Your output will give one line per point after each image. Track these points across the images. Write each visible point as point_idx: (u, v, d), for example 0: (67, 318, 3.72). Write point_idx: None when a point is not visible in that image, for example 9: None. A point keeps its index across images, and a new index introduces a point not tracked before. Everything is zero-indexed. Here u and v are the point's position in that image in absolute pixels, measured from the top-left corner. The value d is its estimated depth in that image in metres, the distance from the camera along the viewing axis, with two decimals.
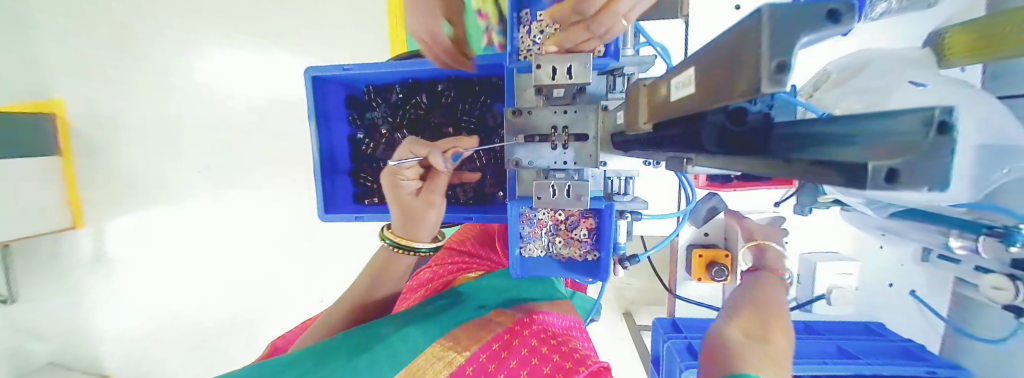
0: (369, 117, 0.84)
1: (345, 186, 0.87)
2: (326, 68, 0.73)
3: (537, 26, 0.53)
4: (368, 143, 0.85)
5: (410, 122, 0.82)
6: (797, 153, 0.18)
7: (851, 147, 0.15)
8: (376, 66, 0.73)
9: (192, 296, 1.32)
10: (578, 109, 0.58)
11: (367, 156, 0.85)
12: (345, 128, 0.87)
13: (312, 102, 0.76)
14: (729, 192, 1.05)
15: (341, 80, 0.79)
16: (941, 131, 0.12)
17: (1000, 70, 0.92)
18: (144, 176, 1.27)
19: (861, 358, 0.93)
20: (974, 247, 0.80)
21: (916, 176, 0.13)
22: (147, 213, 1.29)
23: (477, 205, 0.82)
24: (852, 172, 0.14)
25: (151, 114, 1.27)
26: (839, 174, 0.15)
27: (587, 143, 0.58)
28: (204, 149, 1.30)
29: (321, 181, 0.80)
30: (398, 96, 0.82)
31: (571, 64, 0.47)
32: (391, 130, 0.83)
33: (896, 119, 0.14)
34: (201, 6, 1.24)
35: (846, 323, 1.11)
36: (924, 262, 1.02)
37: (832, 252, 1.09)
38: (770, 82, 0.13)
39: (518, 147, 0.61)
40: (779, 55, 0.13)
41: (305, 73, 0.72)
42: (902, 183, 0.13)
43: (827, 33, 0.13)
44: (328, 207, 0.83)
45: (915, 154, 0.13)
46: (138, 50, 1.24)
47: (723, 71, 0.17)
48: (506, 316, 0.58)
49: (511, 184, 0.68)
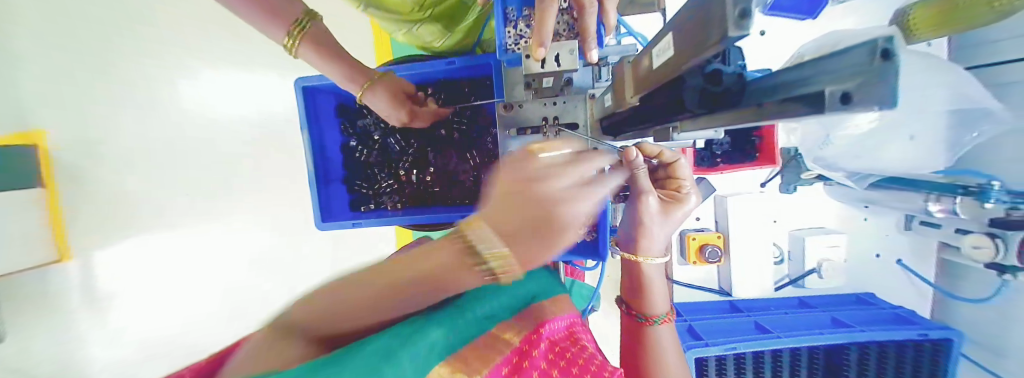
0: (361, 124, 0.83)
1: (340, 195, 0.85)
2: (315, 76, 0.73)
3: (524, 21, 0.55)
4: (362, 149, 0.83)
5: (402, 126, 0.82)
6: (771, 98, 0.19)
7: (813, 84, 0.16)
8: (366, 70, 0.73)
9: (181, 317, 1.29)
10: (568, 98, 0.62)
11: (362, 164, 0.84)
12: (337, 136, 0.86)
13: (304, 113, 0.75)
14: (717, 175, 1.07)
15: (331, 90, 0.78)
16: (884, 57, 0.13)
17: (966, 41, 0.96)
18: (125, 199, 1.23)
19: (855, 326, 0.95)
20: (952, 209, 0.84)
21: (863, 95, 0.14)
22: (133, 240, 1.24)
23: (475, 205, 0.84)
24: (814, 100, 0.16)
25: (133, 137, 1.24)
26: (804, 105, 0.16)
27: (579, 129, 0.61)
28: (189, 168, 1.27)
29: (316, 194, 0.77)
30: None
31: (560, 52, 0.50)
32: (385, 136, 0.83)
33: (850, 52, 0.15)
34: (180, 23, 1.22)
35: (836, 296, 1.13)
36: (907, 230, 1.06)
37: (818, 227, 1.11)
38: (734, 24, 0.15)
39: (513, 139, 0.63)
40: (741, 4, 0.14)
41: (295, 84, 0.72)
42: (854, 103, 0.14)
43: None
44: (324, 216, 0.80)
45: (860, 77, 0.14)
46: (123, 75, 1.22)
47: (688, 34, 0.19)
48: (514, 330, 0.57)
49: None
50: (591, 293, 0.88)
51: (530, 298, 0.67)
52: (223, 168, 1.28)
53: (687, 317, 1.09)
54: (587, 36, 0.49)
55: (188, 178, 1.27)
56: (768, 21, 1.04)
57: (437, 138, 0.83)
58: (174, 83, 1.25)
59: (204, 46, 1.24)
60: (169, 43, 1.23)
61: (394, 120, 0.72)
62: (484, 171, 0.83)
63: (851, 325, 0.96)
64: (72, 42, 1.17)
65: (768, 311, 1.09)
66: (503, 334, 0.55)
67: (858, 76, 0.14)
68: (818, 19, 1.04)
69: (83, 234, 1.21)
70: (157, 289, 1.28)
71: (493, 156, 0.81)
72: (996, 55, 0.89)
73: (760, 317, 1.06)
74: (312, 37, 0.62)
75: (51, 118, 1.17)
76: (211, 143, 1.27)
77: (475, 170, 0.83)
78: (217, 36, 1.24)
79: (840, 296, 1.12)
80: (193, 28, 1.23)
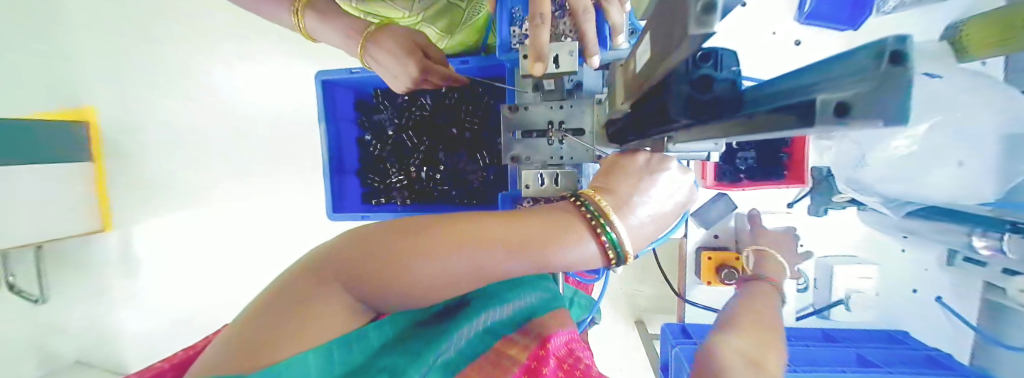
0: (376, 119, 0.92)
1: (353, 186, 0.96)
2: (335, 72, 0.84)
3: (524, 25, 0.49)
4: (374, 143, 0.92)
5: (415, 123, 0.89)
6: (767, 100, 0.18)
7: (812, 94, 0.14)
8: (375, 69, 0.81)
9: (238, 277, 1.52)
10: (575, 102, 0.50)
11: (372, 156, 0.93)
12: (355, 131, 0.97)
13: (323, 106, 0.87)
14: (739, 191, 0.93)
15: (347, 82, 0.88)
16: (895, 60, 0.10)
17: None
18: (189, 176, 1.49)
19: (884, 367, 0.80)
20: (999, 248, 0.66)
21: (872, 110, 0.12)
22: (201, 210, 1.51)
23: (478, 205, 0.87)
24: (807, 111, 0.14)
25: (189, 122, 1.45)
26: (795, 117, 0.15)
27: (583, 138, 0.50)
28: (229, 151, 1.44)
29: (330, 182, 0.89)
30: (403, 99, 0.90)
31: (557, 51, 0.38)
32: (397, 132, 0.91)
33: (863, 54, 0.12)
34: (205, 11, 1.35)
35: (865, 330, 0.96)
36: (949, 267, 0.86)
37: (849, 255, 0.94)
38: (698, 23, 0.14)
39: (515, 143, 0.53)
40: (835, 94, 0.13)
41: (317, 78, 0.84)
42: (855, 119, 0.12)
43: (851, 100, 0.12)
44: (336, 207, 0.92)
45: (872, 86, 0.11)
46: (195, 81, 1.42)
47: (757, 116, 0.18)
48: (516, 347, 0.48)
49: (512, 181, 0.61)
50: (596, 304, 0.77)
51: (530, 313, 0.54)
52: (256, 149, 1.42)
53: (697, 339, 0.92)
54: (587, 39, 0.39)
55: (230, 159, 1.45)
56: (801, 30, 0.86)
57: (448, 136, 0.88)
58: (208, 75, 1.40)
59: (227, 32, 1.35)
60: (202, 34, 1.38)
61: (404, 77, 0.59)
62: (491, 171, 0.86)
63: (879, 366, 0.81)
64: (136, 46, 1.43)
65: (789, 341, 0.94)
66: (509, 351, 0.47)
67: (866, 88, 0.12)
68: (858, 32, 0.83)
69: (164, 201, 1.52)
70: (216, 252, 1.52)
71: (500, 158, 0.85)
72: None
73: (779, 348, 0.90)
74: (313, 10, 0.60)
75: (129, 111, 1.49)
76: (243, 127, 1.42)
77: (482, 169, 0.86)
78: (233, 23, 1.34)
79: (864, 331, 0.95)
80: (217, 18, 1.35)
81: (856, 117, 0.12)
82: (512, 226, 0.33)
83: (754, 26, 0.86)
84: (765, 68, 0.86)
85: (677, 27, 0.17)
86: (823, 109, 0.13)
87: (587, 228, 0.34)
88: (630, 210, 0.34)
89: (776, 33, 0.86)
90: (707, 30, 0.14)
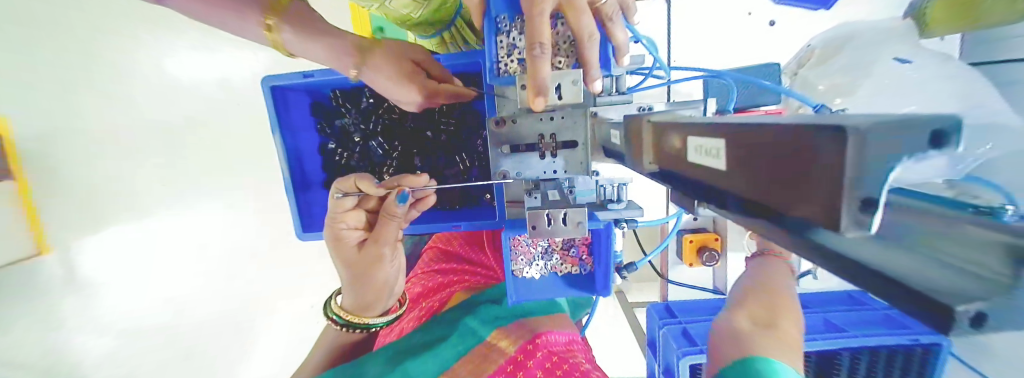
0: (338, 124, 0.84)
1: (319, 201, 0.87)
2: (285, 76, 0.73)
3: (519, 28, 0.42)
4: (339, 152, 0.85)
5: (384, 128, 0.82)
6: (879, 240, 0.16)
7: None
8: (335, 72, 0.72)
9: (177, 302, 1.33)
10: (566, 112, 0.47)
11: (340, 166, 0.86)
12: (314, 137, 0.87)
13: (274, 113, 0.75)
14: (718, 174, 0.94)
15: (302, 86, 0.78)
16: None
17: (981, 35, 0.78)
18: None
19: (847, 331, 0.84)
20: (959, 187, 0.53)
21: (1003, 323, 0.10)
22: None
23: (463, 210, 0.84)
24: (928, 308, 0.11)
25: None
26: (919, 307, 0.12)
27: (577, 150, 0.48)
28: None
29: (294, 200, 0.80)
30: (368, 102, 0.82)
31: (560, 83, 0.38)
32: (365, 138, 0.84)
33: None
34: None
35: (825, 293, 1.01)
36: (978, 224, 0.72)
37: None
38: (853, 221, 0.11)
39: (503, 159, 0.50)
40: (996, 311, 0.10)
41: (263, 83, 0.72)
42: (988, 327, 0.11)
43: (971, 328, 0.11)
44: (306, 226, 0.83)
45: (1016, 302, 0.10)
46: None
47: (922, 287, 0.12)
48: (508, 340, 0.59)
49: (495, 193, 0.58)
50: (593, 303, 0.82)
51: (528, 312, 0.66)
52: None
53: (681, 317, 0.91)
54: (589, 66, 0.38)
55: None
56: (776, 10, 0.86)
57: (422, 139, 0.83)
58: None
59: None
60: None
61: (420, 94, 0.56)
62: (473, 174, 0.82)
63: (844, 330, 0.85)
64: None
65: None
66: (498, 344, 0.59)
67: (1003, 300, 0.10)
68: (832, 10, 0.85)
69: None
70: None
71: (482, 159, 0.81)
72: (1012, 51, 0.72)
73: None
74: (294, 17, 0.53)
75: None
76: None
77: (463, 173, 0.82)
78: None
79: (829, 294, 0.99)
80: None
81: (994, 328, 0.11)
82: (358, 247, 0.63)
83: (729, 6, 0.86)
84: (729, 53, 0.88)
85: (805, 185, 0.13)
86: (958, 322, 0.10)
87: (391, 188, 0.59)
88: (560, 220, 0.39)
89: (752, 13, 0.86)
90: (855, 225, 0.11)
